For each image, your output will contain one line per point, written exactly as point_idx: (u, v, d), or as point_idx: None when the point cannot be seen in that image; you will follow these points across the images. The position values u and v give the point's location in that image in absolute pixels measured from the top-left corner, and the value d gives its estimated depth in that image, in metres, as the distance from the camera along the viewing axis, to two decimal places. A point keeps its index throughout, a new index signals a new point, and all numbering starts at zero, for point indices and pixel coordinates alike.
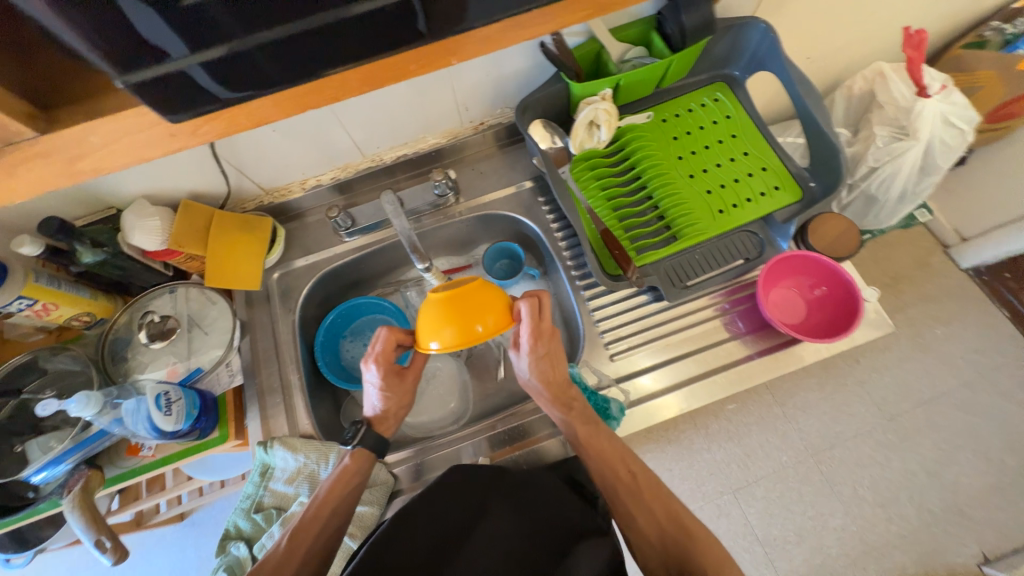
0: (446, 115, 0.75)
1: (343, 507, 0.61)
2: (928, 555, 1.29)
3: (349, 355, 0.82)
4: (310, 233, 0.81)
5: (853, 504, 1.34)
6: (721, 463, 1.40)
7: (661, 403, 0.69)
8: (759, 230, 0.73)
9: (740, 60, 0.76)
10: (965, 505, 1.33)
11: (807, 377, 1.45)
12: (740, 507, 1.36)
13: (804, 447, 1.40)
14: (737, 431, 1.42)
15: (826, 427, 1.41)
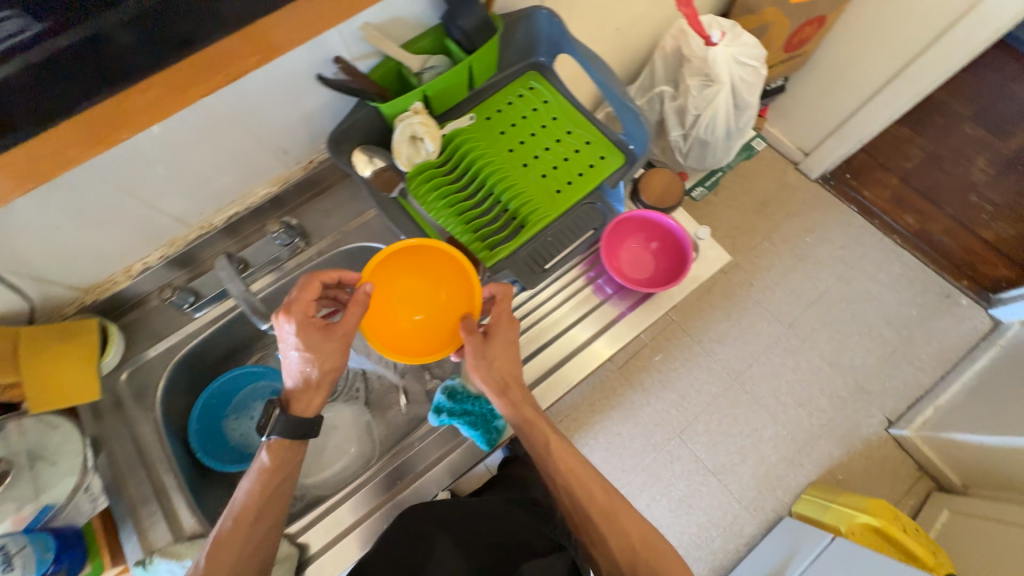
0: (266, 163, 0.73)
1: (272, 509, 0.60)
2: (847, 434, 1.45)
3: (238, 433, 0.77)
4: (155, 319, 0.75)
5: (779, 411, 1.47)
6: (662, 412, 1.48)
7: (566, 371, 0.74)
8: (598, 200, 0.77)
9: (541, 46, 0.79)
10: (865, 382, 1.50)
11: (714, 311, 1.57)
12: (688, 446, 1.45)
13: (727, 374, 1.51)
14: (668, 377, 1.51)
15: (741, 350, 1.54)
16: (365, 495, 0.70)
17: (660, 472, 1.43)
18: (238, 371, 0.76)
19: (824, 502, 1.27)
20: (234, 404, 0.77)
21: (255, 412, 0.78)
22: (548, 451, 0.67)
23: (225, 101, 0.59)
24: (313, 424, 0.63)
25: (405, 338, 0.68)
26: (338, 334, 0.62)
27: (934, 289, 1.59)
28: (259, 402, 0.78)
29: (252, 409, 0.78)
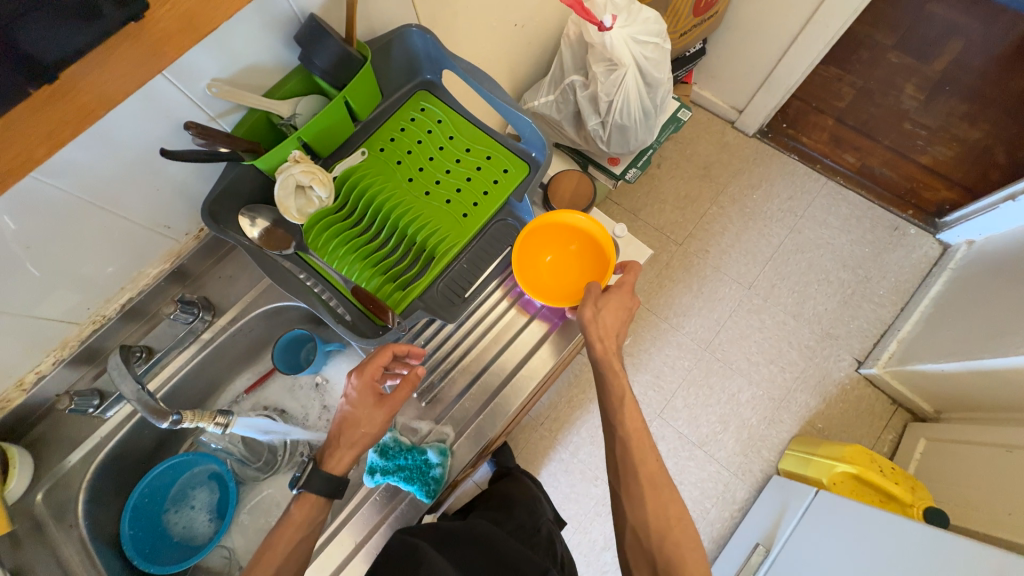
0: (149, 242, 0.68)
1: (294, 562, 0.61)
2: (821, 383, 1.47)
3: (181, 526, 0.74)
4: (66, 427, 0.70)
5: (752, 373, 1.48)
6: (640, 395, 1.48)
7: (503, 397, 0.73)
8: (508, 216, 0.76)
9: (424, 65, 0.75)
10: (830, 328, 1.52)
11: (674, 285, 1.56)
12: (670, 424, 1.45)
13: (696, 345, 1.52)
14: (640, 359, 1.51)
15: (706, 320, 1.54)
16: (333, 547, 0.69)
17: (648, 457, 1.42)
18: (166, 464, 0.72)
19: (806, 455, 1.29)
20: (172, 497, 0.74)
21: (196, 501, 0.75)
22: (613, 385, 0.69)
23: (68, 195, 0.54)
24: (343, 484, 0.64)
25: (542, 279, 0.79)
26: (389, 402, 0.65)
27: (883, 224, 1.60)
28: (198, 490, 0.75)
29: (193, 499, 0.75)
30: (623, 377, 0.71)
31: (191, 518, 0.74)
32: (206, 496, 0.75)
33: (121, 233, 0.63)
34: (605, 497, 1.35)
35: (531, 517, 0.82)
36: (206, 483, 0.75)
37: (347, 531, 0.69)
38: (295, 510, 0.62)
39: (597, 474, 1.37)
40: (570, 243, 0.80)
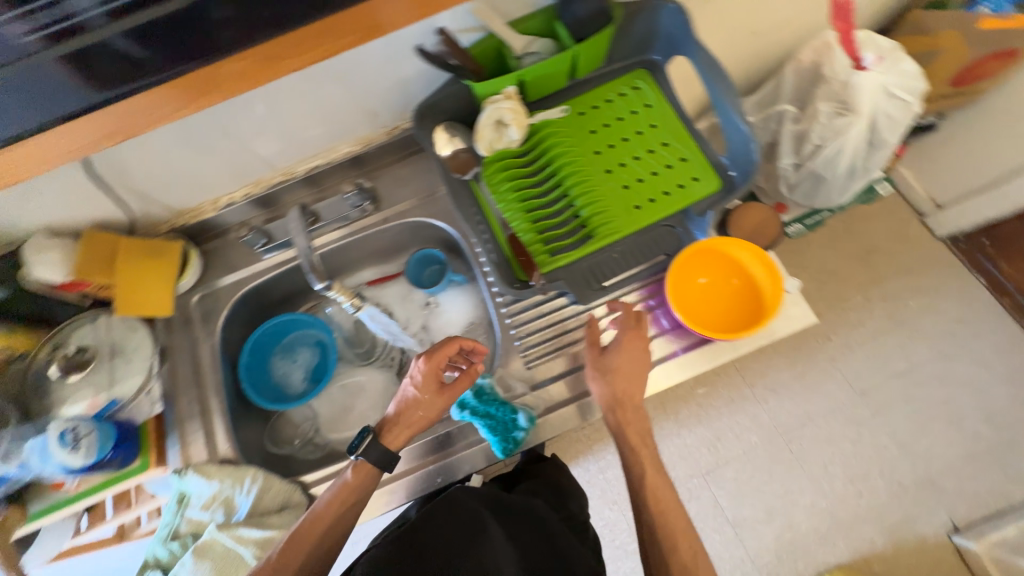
0: (355, 122, 0.73)
1: (343, 523, 0.59)
2: (896, 525, 1.21)
3: (281, 373, 0.81)
4: (231, 251, 0.80)
5: (822, 482, 1.24)
6: (693, 447, 1.29)
7: (594, 401, 0.69)
8: (677, 224, 0.69)
9: (658, 45, 0.72)
10: (935, 475, 1.23)
11: (786, 357, 1.33)
12: (711, 489, 1.27)
13: (771, 426, 1.29)
14: (706, 414, 1.31)
15: (791, 406, 1.30)
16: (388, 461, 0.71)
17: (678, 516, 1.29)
18: (290, 316, 0.80)
19: None
20: (282, 346, 0.82)
21: (299, 357, 0.82)
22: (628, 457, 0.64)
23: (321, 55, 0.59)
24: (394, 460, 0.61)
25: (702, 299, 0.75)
26: (450, 392, 0.63)
27: None
28: (303, 348, 0.83)
29: (296, 354, 0.82)
30: (648, 453, 0.65)
31: (292, 372, 0.81)
32: (307, 356, 0.82)
33: (342, 105, 0.69)
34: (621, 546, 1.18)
35: (581, 512, 0.82)
36: (310, 345, 0.83)
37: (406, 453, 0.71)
38: (351, 476, 0.60)
39: (616, 509, 1.20)
40: (730, 279, 0.75)
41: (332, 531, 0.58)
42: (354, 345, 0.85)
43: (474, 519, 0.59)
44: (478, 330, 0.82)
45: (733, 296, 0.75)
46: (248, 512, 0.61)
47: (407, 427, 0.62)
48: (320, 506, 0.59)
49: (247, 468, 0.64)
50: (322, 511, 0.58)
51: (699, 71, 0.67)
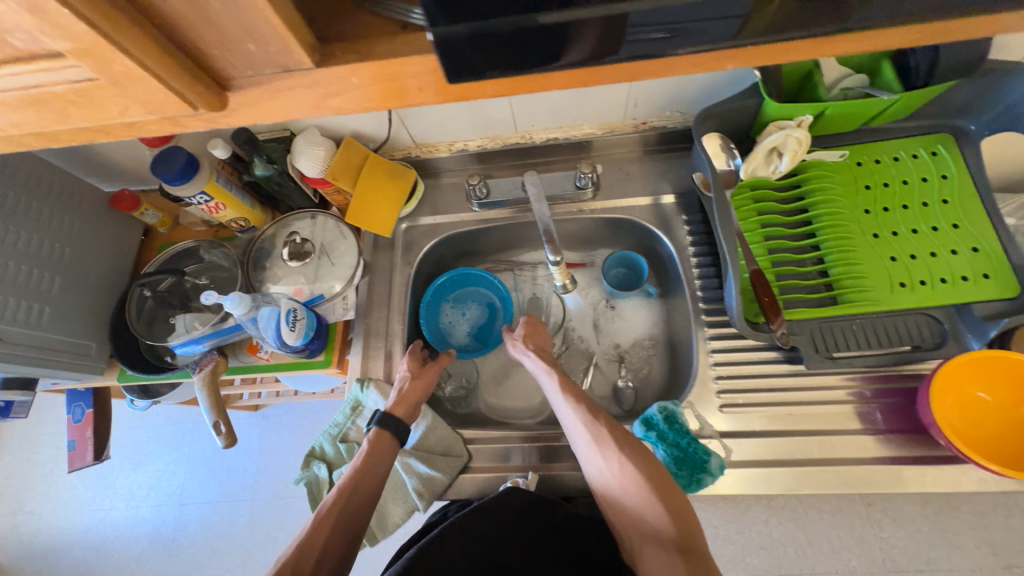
0: (613, 107, 0.72)
1: (370, 485, 0.58)
2: None
3: (447, 321, 0.81)
4: (443, 194, 0.82)
5: None
6: (777, 542, 1.04)
7: (769, 475, 0.59)
8: (944, 318, 0.60)
9: (983, 114, 0.63)
10: None
11: (966, 518, 0.97)
12: None
13: (884, 560, 0.98)
14: (807, 514, 1.04)
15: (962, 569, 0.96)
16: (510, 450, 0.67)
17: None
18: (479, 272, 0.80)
19: None
20: (459, 295, 0.82)
21: (468, 312, 0.82)
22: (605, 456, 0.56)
23: None
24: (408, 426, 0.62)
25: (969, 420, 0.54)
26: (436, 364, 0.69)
27: None
28: (475, 304, 0.82)
29: (467, 308, 0.82)
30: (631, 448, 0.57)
31: (457, 325, 0.81)
32: (476, 314, 0.82)
33: (616, 89, 0.67)
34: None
35: None
36: (483, 304, 0.82)
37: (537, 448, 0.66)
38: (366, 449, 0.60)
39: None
40: (1015, 405, 0.53)
41: (359, 490, 0.57)
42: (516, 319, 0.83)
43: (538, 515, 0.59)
44: (652, 349, 0.78)
45: (1018, 430, 0.53)
46: (416, 445, 0.65)
47: (411, 398, 0.65)
48: (348, 482, 0.57)
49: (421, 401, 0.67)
50: (347, 482, 0.57)
51: None
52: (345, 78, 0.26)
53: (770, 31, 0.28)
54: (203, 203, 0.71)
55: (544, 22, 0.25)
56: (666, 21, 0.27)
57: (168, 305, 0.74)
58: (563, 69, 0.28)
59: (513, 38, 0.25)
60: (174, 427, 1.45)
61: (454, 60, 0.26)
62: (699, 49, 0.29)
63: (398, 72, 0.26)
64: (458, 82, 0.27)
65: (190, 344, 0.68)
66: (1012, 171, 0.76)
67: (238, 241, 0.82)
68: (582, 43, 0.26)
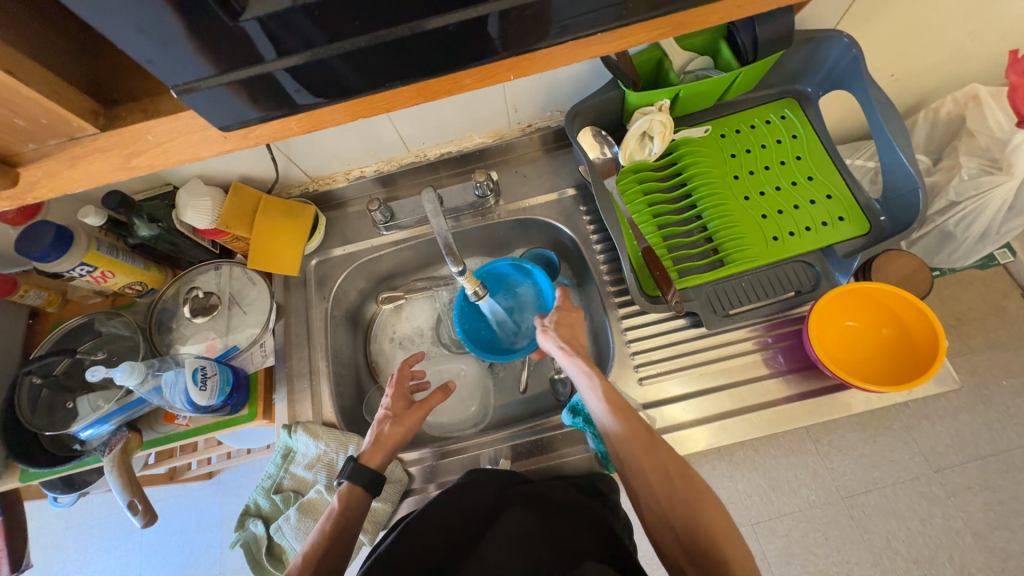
0: (496, 115, 0.74)
1: (338, 551, 0.54)
2: (940, 550, 0.94)
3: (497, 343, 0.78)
4: (350, 222, 0.82)
5: (885, 555, 0.95)
6: (741, 495, 1.02)
7: (689, 435, 0.63)
8: (815, 262, 0.67)
9: (814, 77, 0.70)
10: None
11: (897, 434, 1.01)
12: (761, 545, 1.00)
13: (835, 487, 1.00)
14: (763, 461, 1.04)
15: (906, 482, 0.98)
16: (456, 462, 0.68)
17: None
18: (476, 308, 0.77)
19: None
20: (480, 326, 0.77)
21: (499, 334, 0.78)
22: (631, 443, 0.53)
23: None
24: (382, 477, 0.59)
25: (847, 346, 0.62)
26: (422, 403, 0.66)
27: None
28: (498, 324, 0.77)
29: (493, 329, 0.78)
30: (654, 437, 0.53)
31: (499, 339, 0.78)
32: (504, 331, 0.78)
33: (492, 99, 0.69)
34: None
35: None
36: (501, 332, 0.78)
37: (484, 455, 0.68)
38: (342, 503, 0.57)
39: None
40: (876, 327, 0.62)
41: (328, 550, 0.53)
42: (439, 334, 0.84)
43: (478, 508, 0.56)
44: None
45: (883, 349, 0.62)
46: None
47: (387, 445, 0.62)
48: (313, 549, 0.53)
49: (353, 436, 0.67)
50: (314, 548, 0.53)
51: (864, 109, 0.64)
52: (141, 137, 0.32)
53: (534, 38, 0.32)
54: (85, 274, 0.66)
55: (328, 52, 0.29)
56: (434, 38, 0.30)
57: (63, 390, 0.67)
58: (355, 96, 0.34)
59: (293, 72, 0.30)
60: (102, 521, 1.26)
61: (227, 100, 0.31)
62: (478, 59, 0.33)
63: (194, 124, 0.33)
64: (255, 123, 0.33)
65: (95, 426, 0.64)
66: (856, 122, 0.85)
67: (137, 307, 0.78)
68: (357, 70, 0.31)
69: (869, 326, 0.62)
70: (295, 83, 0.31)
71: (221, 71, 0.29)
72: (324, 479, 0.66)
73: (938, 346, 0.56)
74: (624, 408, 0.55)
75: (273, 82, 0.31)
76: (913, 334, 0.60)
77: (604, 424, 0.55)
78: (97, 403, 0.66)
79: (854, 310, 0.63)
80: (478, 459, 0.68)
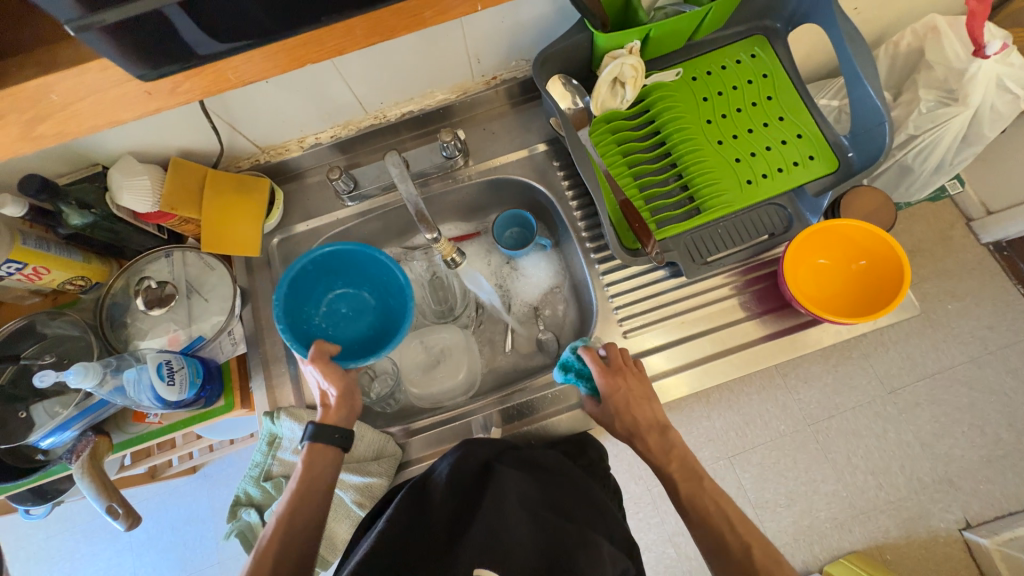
0: (457, 67, 0.69)
1: (312, 508, 0.54)
2: (892, 461, 1.04)
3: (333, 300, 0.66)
4: (310, 195, 0.77)
5: (846, 470, 1.04)
6: (718, 432, 1.08)
7: (672, 383, 0.65)
8: (788, 204, 0.67)
9: (783, 11, 0.68)
10: (975, 496, 1.02)
11: (856, 361, 1.07)
12: (738, 474, 1.07)
13: (802, 415, 1.07)
14: (737, 398, 1.09)
15: (864, 405, 1.06)
16: (447, 431, 0.68)
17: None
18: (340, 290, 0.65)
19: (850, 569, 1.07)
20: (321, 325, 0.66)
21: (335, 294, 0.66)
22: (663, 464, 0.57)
23: None
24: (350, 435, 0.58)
25: (818, 284, 0.65)
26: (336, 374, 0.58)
27: None
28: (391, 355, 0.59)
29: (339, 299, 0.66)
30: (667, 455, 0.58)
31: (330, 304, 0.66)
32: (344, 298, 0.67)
33: (452, 49, 0.64)
34: (664, 559, 0.97)
35: None
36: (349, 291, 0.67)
37: (474, 421, 0.67)
38: (313, 462, 0.55)
39: (643, 479, 0.99)
40: (847, 262, 0.65)
41: (300, 512, 0.53)
42: (423, 310, 0.82)
43: (472, 476, 0.55)
44: (561, 297, 0.80)
45: (852, 282, 0.65)
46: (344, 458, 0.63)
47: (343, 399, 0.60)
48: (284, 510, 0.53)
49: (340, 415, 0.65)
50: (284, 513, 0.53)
51: (833, 43, 0.63)
52: None
53: None
54: (15, 272, 0.60)
55: None
56: None
57: (13, 400, 0.62)
58: (300, 32, 0.32)
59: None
60: (84, 527, 1.22)
61: (138, 39, 0.28)
62: None
63: (106, 78, 0.31)
64: (179, 73, 0.32)
65: (57, 434, 0.60)
66: (821, 57, 0.84)
67: (84, 304, 0.71)
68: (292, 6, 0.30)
69: (840, 262, 0.65)
70: (210, 25, 0.29)
71: (85, 12, 0.25)
72: None
73: (906, 275, 0.59)
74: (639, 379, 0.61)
75: (191, 14, 0.27)
76: (882, 268, 0.62)
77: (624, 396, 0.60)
78: (54, 410, 0.61)
79: (826, 250, 0.65)
80: (470, 427, 0.68)
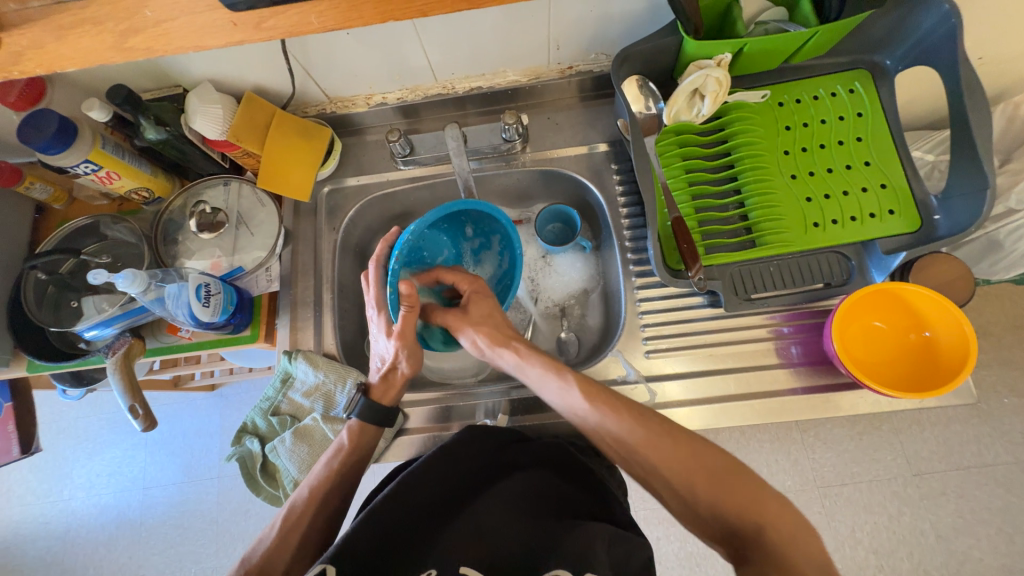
0: (535, 50, 0.67)
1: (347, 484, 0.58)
2: (900, 547, 0.97)
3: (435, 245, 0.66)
4: (366, 152, 0.78)
5: (847, 542, 0.99)
6: None
7: (686, 414, 0.62)
8: (852, 255, 0.62)
9: (896, 49, 0.62)
10: None
11: (884, 435, 1.00)
12: None
13: (813, 476, 1.01)
14: (748, 443, 1.05)
15: (884, 482, 1.00)
16: (451, 411, 0.68)
17: (697, 564, 1.00)
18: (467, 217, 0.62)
19: None
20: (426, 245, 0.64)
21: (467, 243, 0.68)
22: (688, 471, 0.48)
23: None
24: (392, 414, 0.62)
25: (870, 349, 0.60)
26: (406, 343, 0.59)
27: None
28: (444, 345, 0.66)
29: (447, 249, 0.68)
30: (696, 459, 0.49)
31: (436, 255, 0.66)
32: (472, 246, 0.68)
33: (534, 30, 0.62)
34: None
35: None
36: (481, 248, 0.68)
37: (478, 407, 0.67)
38: (359, 434, 0.60)
39: None
40: (904, 331, 0.60)
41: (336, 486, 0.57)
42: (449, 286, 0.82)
43: (475, 466, 0.55)
44: (589, 301, 0.78)
45: (907, 354, 0.60)
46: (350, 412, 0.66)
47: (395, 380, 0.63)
48: (327, 474, 0.58)
49: (352, 370, 0.67)
50: (323, 481, 0.57)
51: (948, 91, 0.57)
52: None
53: None
54: (90, 173, 0.64)
55: None
56: None
57: (69, 289, 0.67)
58: None
59: None
60: (109, 416, 1.32)
61: None
62: None
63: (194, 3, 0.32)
64: (269, 8, 0.33)
65: (100, 328, 0.64)
66: (927, 106, 0.77)
67: (144, 214, 0.76)
68: None
69: (895, 330, 0.60)
70: None
71: None
72: (321, 408, 0.67)
73: (973, 358, 0.53)
74: (605, 399, 0.53)
75: None
76: (945, 344, 0.57)
77: (602, 432, 0.53)
78: (101, 305, 0.66)
79: (885, 311, 0.60)
80: (475, 411, 0.67)
